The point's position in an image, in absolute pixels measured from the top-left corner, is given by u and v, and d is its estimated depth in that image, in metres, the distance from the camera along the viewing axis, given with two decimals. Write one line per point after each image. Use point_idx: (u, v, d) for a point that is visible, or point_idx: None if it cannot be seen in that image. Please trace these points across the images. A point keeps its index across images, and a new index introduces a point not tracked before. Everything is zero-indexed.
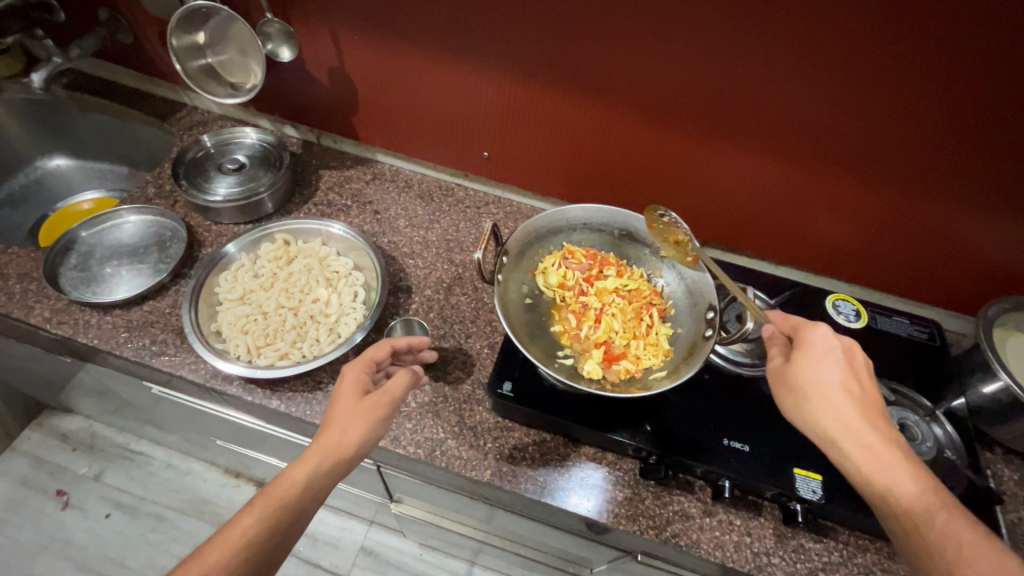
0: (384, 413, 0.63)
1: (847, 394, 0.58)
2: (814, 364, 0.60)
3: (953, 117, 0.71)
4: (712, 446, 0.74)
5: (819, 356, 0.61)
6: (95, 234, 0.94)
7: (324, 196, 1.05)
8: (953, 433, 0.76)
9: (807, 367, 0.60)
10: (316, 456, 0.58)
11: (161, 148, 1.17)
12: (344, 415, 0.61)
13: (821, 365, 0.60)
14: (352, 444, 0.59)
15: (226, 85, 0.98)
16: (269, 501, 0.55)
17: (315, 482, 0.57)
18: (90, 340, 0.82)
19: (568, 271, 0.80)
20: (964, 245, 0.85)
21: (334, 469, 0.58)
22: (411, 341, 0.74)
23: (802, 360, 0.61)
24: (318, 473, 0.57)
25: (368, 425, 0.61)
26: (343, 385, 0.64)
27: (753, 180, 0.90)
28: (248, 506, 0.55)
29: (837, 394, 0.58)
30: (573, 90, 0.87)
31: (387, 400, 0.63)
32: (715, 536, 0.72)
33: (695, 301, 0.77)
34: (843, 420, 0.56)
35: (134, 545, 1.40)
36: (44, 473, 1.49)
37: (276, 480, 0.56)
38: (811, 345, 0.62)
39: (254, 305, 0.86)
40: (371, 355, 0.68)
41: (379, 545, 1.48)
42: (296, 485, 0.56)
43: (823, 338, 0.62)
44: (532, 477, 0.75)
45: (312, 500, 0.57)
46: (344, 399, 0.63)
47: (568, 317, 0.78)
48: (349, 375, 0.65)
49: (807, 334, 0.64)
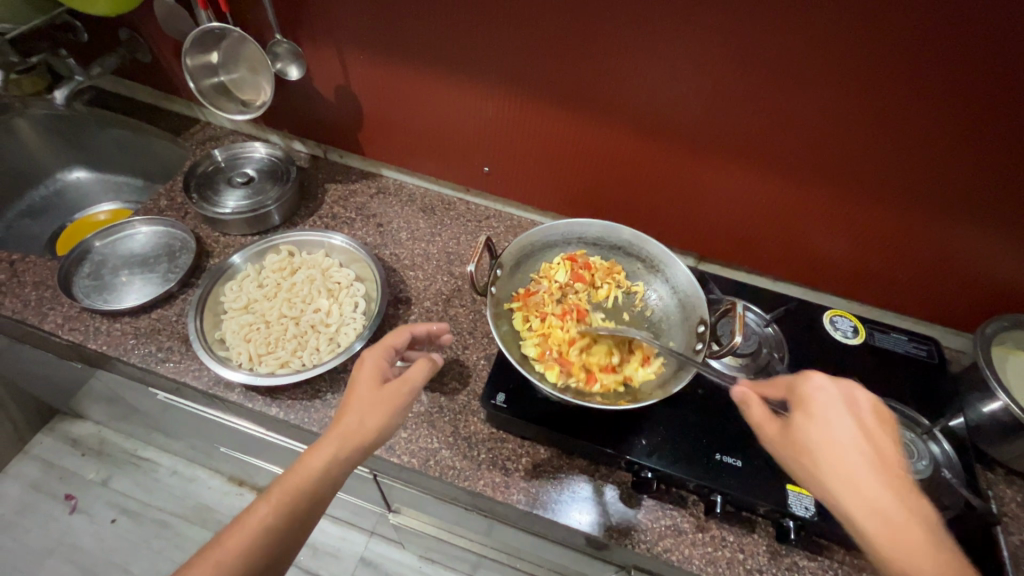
0: (405, 401, 0.64)
1: (856, 444, 0.56)
2: (822, 426, 0.57)
3: (940, 132, 0.72)
4: (704, 460, 0.74)
5: (821, 414, 0.58)
6: (108, 243, 0.97)
7: (329, 209, 1.08)
8: (950, 451, 0.75)
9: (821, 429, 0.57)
10: (335, 442, 0.59)
11: (175, 163, 1.21)
12: (363, 401, 0.62)
13: (837, 423, 0.57)
14: (370, 431, 0.61)
15: (237, 102, 1.01)
16: (288, 487, 0.57)
17: (332, 467, 0.58)
18: (99, 346, 0.84)
19: (549, 300, 0.77)
20: (958, 262, 0.86)
21: (353, 454, 0.60)
22: (430, 328, 0.74)
23: (806, 421, 0.58)
24: (336, 458, 0.59)
25: (388, 412, 0.62)
26: (364, 370, 0.65)
27: (745, 194, 0.92)
28: (265, 494, 0.57)
29: (844, 469, 0.54)
30: (571, 106, 0.90)
31: (406, 389, 0.64)
32: (707, 552, 0.72)
33: (687, 315, 0.74)
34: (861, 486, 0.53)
35: (138, 551, 1.42)
36: (53, 478, 1.52)
37: (293, 467, 0.58)
38: (812, 403, 0.58)
39: (257, 314, 0.88)
40: (391, 343, 0.69)
41: (379, 556, 1.48)
42: (314, 472, 0.58)
43: (821, 392, 0.59)
44: (525, 488, 0.75)
45: (330, 487, 0.59)
46: (364, 385, 0.64)
47: (546, 342, 0.73)
48: (368, 362, 0.66)
49: (803, 389, 0.60)
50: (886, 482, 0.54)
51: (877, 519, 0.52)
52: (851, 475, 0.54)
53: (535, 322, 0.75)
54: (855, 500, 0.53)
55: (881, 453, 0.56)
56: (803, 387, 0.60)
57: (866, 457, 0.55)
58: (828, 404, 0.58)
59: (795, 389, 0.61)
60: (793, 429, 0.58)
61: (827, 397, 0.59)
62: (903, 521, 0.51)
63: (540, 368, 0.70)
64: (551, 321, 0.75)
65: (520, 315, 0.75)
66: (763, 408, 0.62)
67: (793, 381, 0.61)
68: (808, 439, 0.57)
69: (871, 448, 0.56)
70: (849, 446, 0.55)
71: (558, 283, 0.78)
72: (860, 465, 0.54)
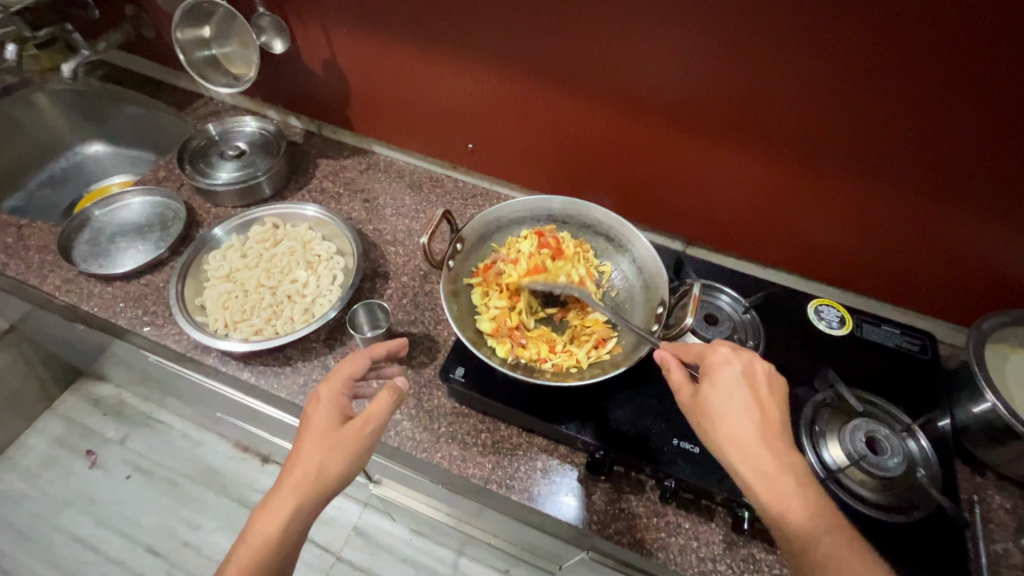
0: (366, 441, 0.61)
1: (748, 412, 0.56)
2: (720, 393, 0.57)
3: (931, 107, 0.69)
4: (663, 444, 0.72)
5: (724, 382, 0.58)
6: (107, 213, 1.02)
7: (319, 183, 1.09)
8: (928, 448, 0.71)
9: (720, 396, 0.57)
10: (292, 498, 0.58)
11: (180, 137, 1.25)
12: (318, 449, 0.59)
13: (734, 388, 0.57)
14: (329, 478, 0.58)
15: (227, 76, 1.03)
16: (250, 552, 0.56)
17: (293, 524, 0.58)
18: (91, 308, 0.89)
19: (511, 277, 0.74)
20: (955, 249, 0.82)
21: (315, 504, 0.59)
22: (389, 349, 0.72)
23: (711, 389, 0.58)
24: (296, 515, 0.58)
25: (346, 458, 0.59)
26: (319, 411, 0.62)
27: (733, 175, 0.89)
28: (231, 556, 0.57)
29: (738, 433, 0.55)
30: (553, 81, 0.89)
31: (368, 429, 0.61)
32: (660, 538, 0.71)
33: (650, 295, 0.72)
34: (748, 450, 0.54)
35: (149, 507, 1.51)
36: (76, 434, 1.62)
37: (252, 528, 0.57)
38: (716, 373, 0.59)
39: (237, 283, 0.90)
40: (349, 375, 0.66)
41: (372, 526, 1.52)
42: (274, 534, 0.57)
43: (722, 359, 0.59)
44: (481, 463, 0.76)
45: (295, 541, 0.58)
46: (318, 430, 0.61)
47: (503, 319, 0.71)
48: (325, 400, 0.63)
49: (710, 359, 0.60)
50: (773, 446, 0.54)
51: (762, 480, 0.53)
52: (742, 442, 0.54)
53: (494, 297, 0.73)
54: (742, 462, 0.54)
55: (773, 417, 0.56)
56: (709, 357, 0.61)
57: (756, 422, 0.56)
58: (732, 375, 0.58)
59: (704, 356, 0.61)
60: (699, 398, 0.58)
61: (730, 367, 0.59)
62: (777, 473, 0.53)
63: (492, 345, 0.69)
64: (509, 300, 0.73)
65: (479, 290, 0.74)
66: (682, 373, 0.61)
67: (702, 348, 0.62)
68: (709, 405, 0.57)
69: (766, 419, 0.56)
70: (742, 413, 0.56)
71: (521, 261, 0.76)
72: (750, 432, 0.55)
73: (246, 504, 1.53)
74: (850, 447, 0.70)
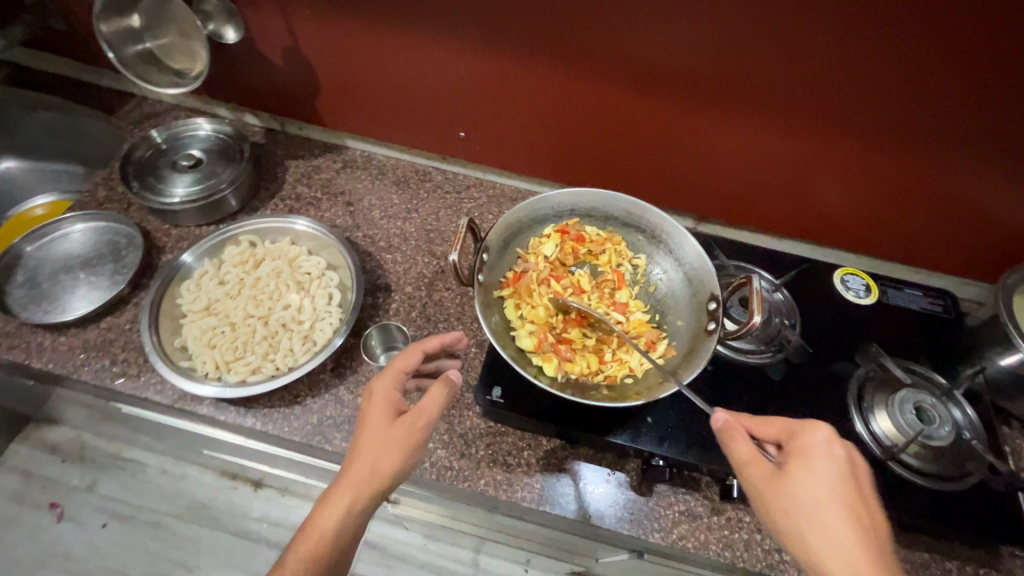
0: (420, 437, 0.58)
1: (846, 509, 0.51)
2: (809, 478, 0.52)
3: (968, 71, 0.66)
4: (718, 441, 0.69)
5: (817, 467, 0.53)
6: (41, 247, 0.86)
7: (292, 189, 0.97)
8: (972, 415, 0.71)
9: (807, 482, 0.52)
10: (349, 492, 0.55)
11: (113, 145, 1.08)
12: (374, 442, 0.57)
13: (820, 474, 0.53)
14: (384, 475, 0.55)
15: (169, 73, 0.87)
16: (306, 550, 0.53)
17: (348, 522, 0.54)
18: (45, 365, 0.75)
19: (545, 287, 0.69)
20: (975, 207, 0.81)
21: (371, 504, 0.55)
22: (443, 340, 0.67)
23: (801, 473, 0.53)
24: (351, 512, 0.54)
25: (402, 453, 0.56)
26: (374, 404, 0.60)
27: (751, 148, 0.85)
28: (284, 555, 0.54)
29: (823, 523, 0.50)
30: (556, 58, 0.80)
31: (421, 424, 0.58)
32: (724, 536, 0.69)
33: (696, 290, 0.67)
34: (837, 546, 0.49)
35: (135, 554, 1.39)
36: (35, 487, 1.45)
37: (306, 525, 0.54)
38: (807, 452, 0.54)
39: (220, 317, 0.79)
40: (400, 367, 0.62)
41: (383, 538, 1.46)
42: (329, 530, 0.53)
43: (820, 443, 0.54)
44: (529, 484, 0.71)
45: (350, 539, 0.55)
46: (374, 424, 0.58)
47: (545, 334, 0.65)
48: (378, 394, 0.60)
49: (801, 438, 0.56)
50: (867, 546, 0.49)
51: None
52: (829, 536, 0.49)
53: (528, 310, 0.67)
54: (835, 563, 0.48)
55: (867, 516, 0.51)
56: (800, 438, 0.56)
57: (846, 517, 0.50)
58: (826, 458, 0.54)
59: (792, 437, 0.56)
60: (783, 481, 0.53)
61: (827, 451, 0.54)
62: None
63: (537, 365, 0.63)
64: (547, 312, 0.67)
65: (511, 303, 0.67)
66: (751, 446, 0.56)
67: (795, 425, 0.57)
68: (802, 494, 0.52)
69: (862, 519, 0.51)
70: (827, 504, 0.51)
71: (552, 268, 0.70)
72: (840, 530, 0.50)
73: (243, 534, 1.43)
74: (902, 420, 0.70)
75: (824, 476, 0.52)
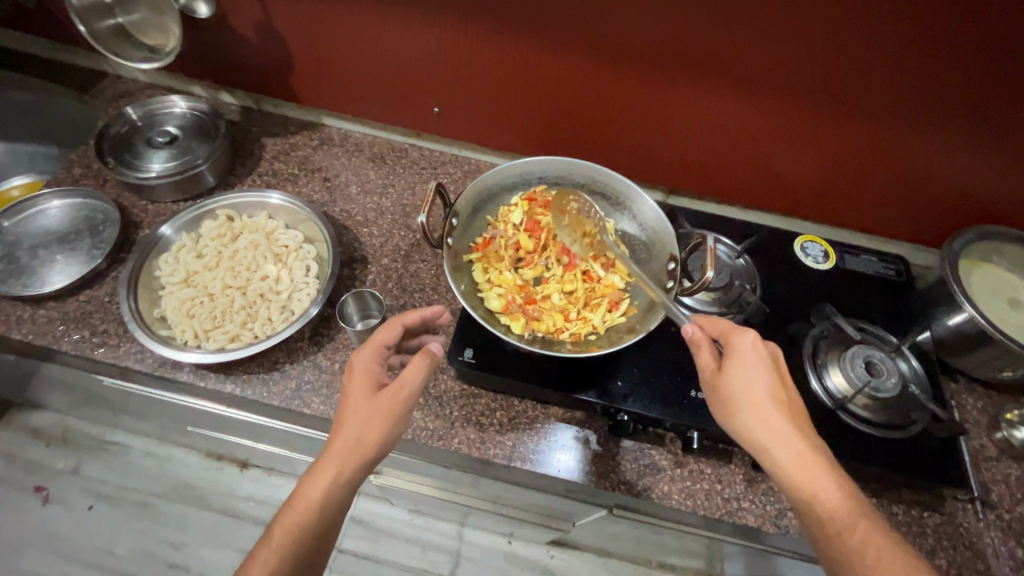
0: (403, 407, 0.59)
1: (775, 399, 0.57)
2: (744, 377, 0.58)
3: (914, 37, 0.70)
4: (681, 397, 0.73)
5: (748, 363, 0.59)
6: (19, 223, 0.87)
7: (269, 165, 0.98)
8: (918, 366, 0.76)
9: (742, 382, 0.58)
10: (334, 462, 0.57)
11: (88, 124, 1.08)
12: (357, 413, 0.58)
13: (751, 373, 0.58)
14: (369, 444, 0.57)
15: (142, 49, 0.88)
16: (296, 515, 0.56)
17: (336, 489, 0.56)
18: (24, 336, 0.77)
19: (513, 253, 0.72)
20: (926, 173, 0.86)
21: (357, 471, 0.57)
22: (422, 315, 0.69)
23: (734, 369, 0.59)
24: (339, 479, 0.57)
25: (383, 423, 0.58)
26: (356, 376, 0.61)
27: (715, 119, 0.88)
28: (277, 519, 0.57)
29: (764, 416, 0.56)
30: (526, 31, 0.82)
31: (403, 394, 0.59)
32: (686, 486, 0.73)
33: (657, 252, 0.71)
34: (776, 434, 0.55)
35: (123, 534, 1.40)
36: (19, 471, 1.45)
37: (296, 491, 0.57)
38: (740, 354, 0.59)
39: (198, 288, 0.81)
40: (381, 341, 0.64)
41: (368, 514, 1.49)
42: (315, 497, 0.56)
43: (750, 346, 0.59)
44: (501, 442, 0.74)
45: (338, 508, 0.57)
46: (357, 395, 0.60)
47: (512, 295, 0.68)
48: (360, 366, 0.62)
49: (736, 341, 0.60)
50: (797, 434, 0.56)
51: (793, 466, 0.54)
52: (768, 426, 0.56)
53: (496, 273, 0.70)
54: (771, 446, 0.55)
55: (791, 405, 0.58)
56: (733, 340, 0.61)
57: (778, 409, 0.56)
58: (756, 358, 0.59)
59: (728, 339, 0.61)
60: (722, 380, 0.59)
61: (755, 351, 0.59)
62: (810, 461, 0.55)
63: (505, 324, 0.66)
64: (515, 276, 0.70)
65: (480, 267, 0.70)
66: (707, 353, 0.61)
67: (728, 328, 0.62)
68: (735, 387, 0.58)
69: (790, 408, 0.57)
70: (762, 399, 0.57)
71: (520, 234, 0.73)
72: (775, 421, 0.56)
73: (230, 512, 1.45)
74: (853, 374, 0.73)
75: (757, 377, 0.58)
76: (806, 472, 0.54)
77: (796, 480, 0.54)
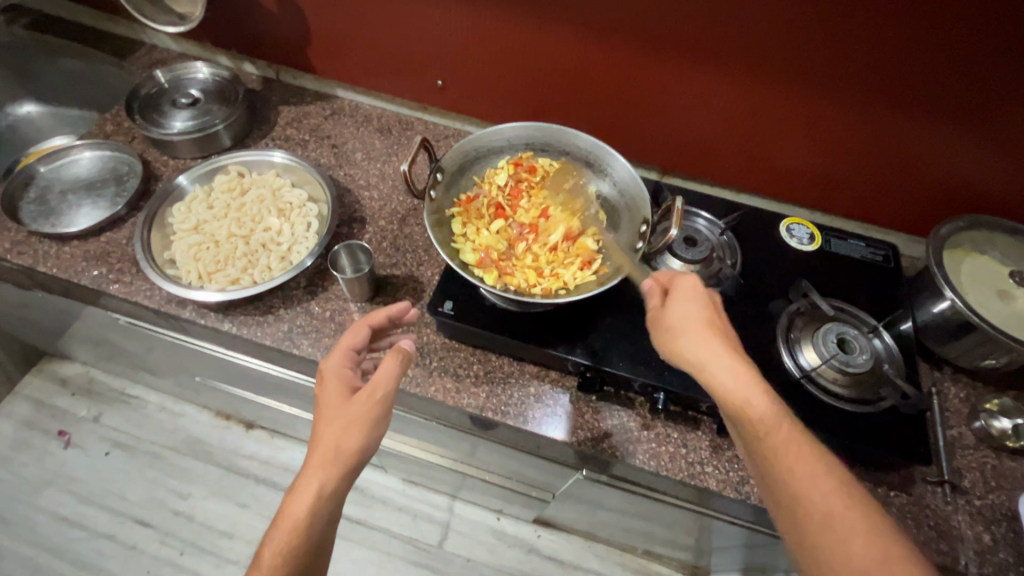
0: (381, 409, 0.59)
1: (711, 328, 0.61)
2: (684, 306, 0.62)
3: (900, 20, 0.71)
4: (650, 360, 0.75)
5: (687, 297, 0.63)
6: (54, 169, 0.95)
7: (282, 131, 1.04)
8: (892, 345, 0.76)
9: (679, 310, 0.62)
10: (316, 476, 0.57)
11: (124, 89, 1.16)
12: (335, 422, 0.58)
13: (688, 306, 0.62)
14: (349, 451, 0.57)
15: (170, 14, 0.96)
16: (283, 539, 0.55)
17: (321, 502, 0.56)
18: (49, 269, 0.84)
19: (494, 211, 0.76)
20: (919, 160, 0.85)
21: (342, 480, 0.58)
22: (388, 314, 0.70)
23: (675, 303, 0.63)
24: (323, 492, 0.56)
25: (362, 428, 0.58)
26: (328, 385, 0.62)
27: (708, 100, 0.90)
28: (264, 543, 0.56)
29: (699, 337, 0.60)
30: (525, 6, 0.86)
31: (380, 395, 0.59)
32: (651, 447, 0.74)
33: (633, 217, 0.74)
34: (708, 352, 0.59)
35: (134, 480, 1.47)
36: (45, 416, 1.55)
37: (281, 511, 0.56)
38: (679, 289, 0.64)
39: (206, 235, 0.87)
40: (350, 346, 0.65)
41: (364, 481, 1.54)
42: (301, 514, 0.56)
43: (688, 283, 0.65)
44: (475, 394, 0.77)
45: (327, 521, 0.57)
46: (332, 404, 0.60)
47: (488, 250, 0.72)
48: (331, 375, 0.62)
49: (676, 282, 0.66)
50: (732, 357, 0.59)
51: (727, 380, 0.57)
52: (703, 346, 0.59)
53: (476, 227, 0.74)
54: (706, 365, 0.58)
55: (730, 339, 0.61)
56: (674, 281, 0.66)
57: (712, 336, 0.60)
58: (693, 294, 0.64)
59: (672, 281, 0.66)
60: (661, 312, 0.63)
61: (691, 289, 0.64)
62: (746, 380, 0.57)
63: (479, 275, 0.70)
64: (493, 232, 0.74)
65: (462, 221, 0.74)
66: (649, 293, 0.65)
67: (671, 274, 0.66)
68: (673, 318, 0.62)
69: (726, 338, 0.61)
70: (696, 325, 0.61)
71: (503, 195, 0.77)
72: (709, 342, 0.60)
73: (234, 469, 1.51)
74: (824, 350, 0.74)
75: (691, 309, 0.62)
76: (738, 385, 0.57)
77: (730, 394, 0.57)
